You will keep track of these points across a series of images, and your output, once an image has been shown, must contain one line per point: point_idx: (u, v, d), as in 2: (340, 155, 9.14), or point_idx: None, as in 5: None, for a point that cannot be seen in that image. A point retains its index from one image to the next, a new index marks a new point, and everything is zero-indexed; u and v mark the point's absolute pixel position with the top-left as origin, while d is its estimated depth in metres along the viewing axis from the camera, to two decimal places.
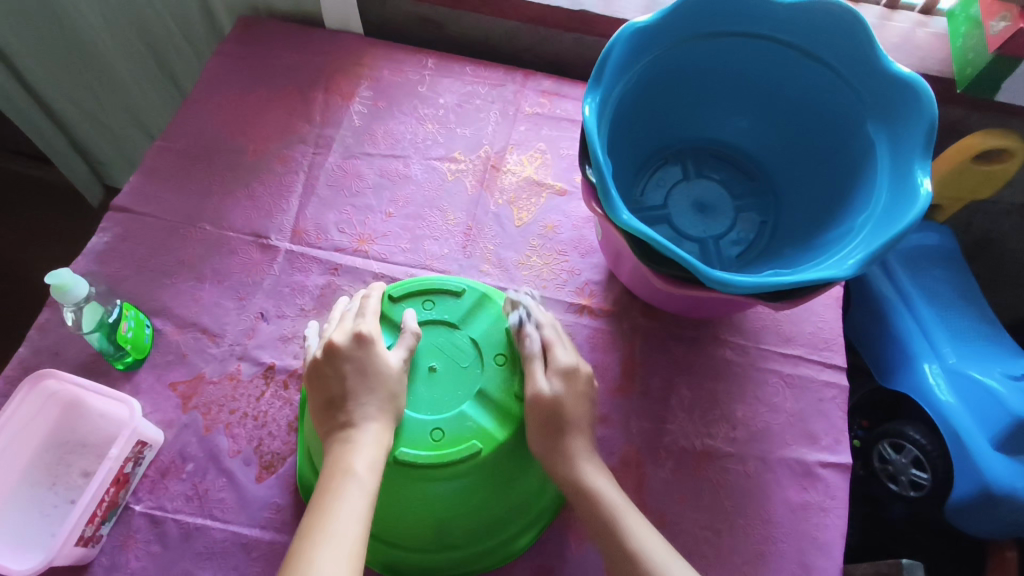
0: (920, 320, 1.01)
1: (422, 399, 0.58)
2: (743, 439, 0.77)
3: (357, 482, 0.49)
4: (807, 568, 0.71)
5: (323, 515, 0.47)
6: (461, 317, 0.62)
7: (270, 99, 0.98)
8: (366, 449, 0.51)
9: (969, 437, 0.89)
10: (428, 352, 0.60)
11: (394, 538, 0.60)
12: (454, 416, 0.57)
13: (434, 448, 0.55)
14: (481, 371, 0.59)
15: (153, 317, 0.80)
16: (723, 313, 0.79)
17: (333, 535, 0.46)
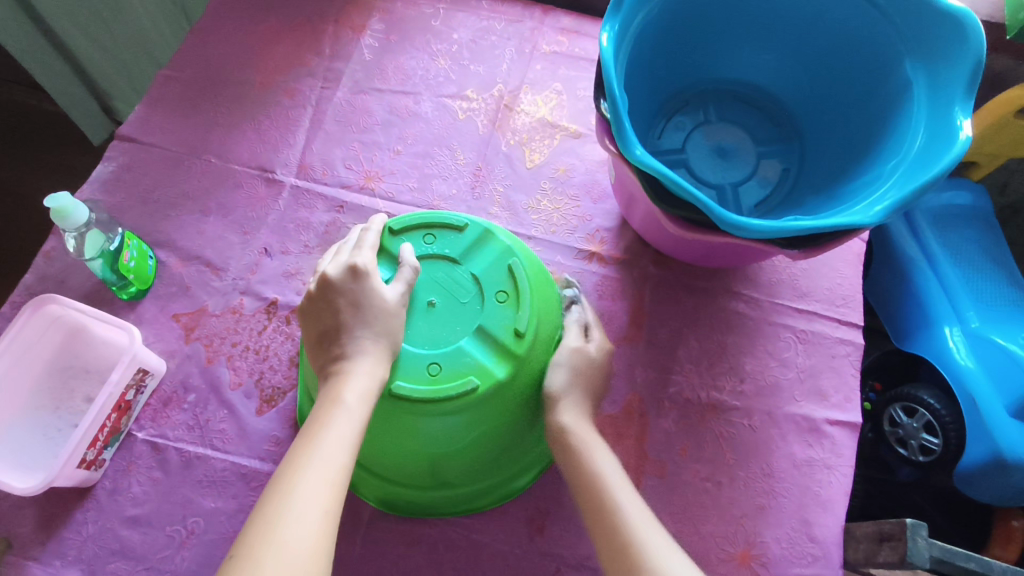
0: (944, 281, 0.97)
1: (418, 333, 0.55)
2: (750, 392, 0.75)
3: (345, 411, 0.48)
4: (808, 524, 0.69)
5: (310, 441, 0.47)
6: (461, 253, 0.59)
7: (278, 31, 0.95)
8: (360, 379, 0.50)
9: (987, 405, 0.87)
10: (425, 287, 0.57)
11: (394, 474, 0.61)
12: (451, 352, 0.54)
13: (430, 383, 0.53)
14: (481, 307, 0.56)
15: (157, 248, 0.80)
16: (736, 261, 0.76)
17: (317, 461, 0.45)
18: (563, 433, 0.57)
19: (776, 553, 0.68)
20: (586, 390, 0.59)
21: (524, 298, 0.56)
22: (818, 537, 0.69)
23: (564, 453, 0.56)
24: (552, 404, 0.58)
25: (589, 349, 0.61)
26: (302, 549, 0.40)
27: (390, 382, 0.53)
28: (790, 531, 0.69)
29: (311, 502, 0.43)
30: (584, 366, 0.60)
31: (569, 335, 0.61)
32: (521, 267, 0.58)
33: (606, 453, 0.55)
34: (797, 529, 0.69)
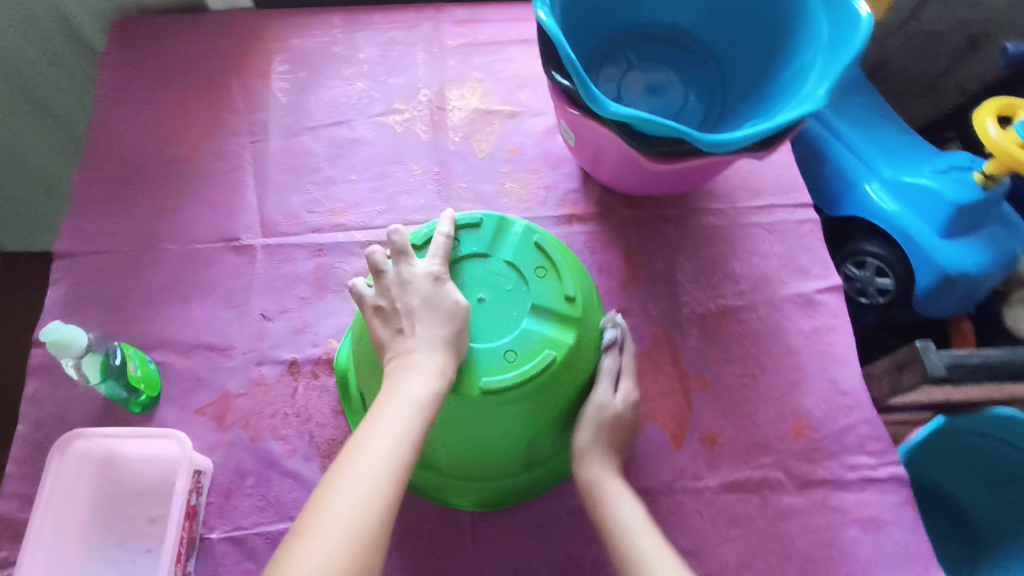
0: (851, 146, 1.11)
1: (478, 331, 0.57)
2: (748, 290, 0.83)
3: (410, 404, 0.50)
4: (835, 381, 0.79)
5: (374, 428, 0.49)
6: (488, 245, 0.61)
7: (183, 99, 0.91)
8: (422, 376, 0.52)
9: (921, 235, 1.00)
10: (468, 286, 0.59)
11: (488, 471, 0.65)
12: (518, 337, 0.57)
13: (511, 369, 0.56)
14: (528, 288, 0.59)
15: (152, 351, 0.77)
16: (698, 181, 0.83)
17: (379, 450, 0.47)
18: (595, 485, 0.60)
19: (820, 415, 0.77)
20: (610, 449, 0.62)
21: (564, 270, 0.60)
22: (847, 388, 0.78)
23: (590, 501, 0.60)
24: (578, 461, 0.62)
25: (615, 405, 0.63)
26: (352, 533, 0.43)
27: (474, 383, 0.56)
28: (823, 392, 0.78)
29: (369, 490, 0.45)
30: (607, 422, 0.62)
31: (599, 386, 0.63)
32: (548, 242, 0.61)
33: (623, 501, 0.59)
34: (828, 388, 0.78)
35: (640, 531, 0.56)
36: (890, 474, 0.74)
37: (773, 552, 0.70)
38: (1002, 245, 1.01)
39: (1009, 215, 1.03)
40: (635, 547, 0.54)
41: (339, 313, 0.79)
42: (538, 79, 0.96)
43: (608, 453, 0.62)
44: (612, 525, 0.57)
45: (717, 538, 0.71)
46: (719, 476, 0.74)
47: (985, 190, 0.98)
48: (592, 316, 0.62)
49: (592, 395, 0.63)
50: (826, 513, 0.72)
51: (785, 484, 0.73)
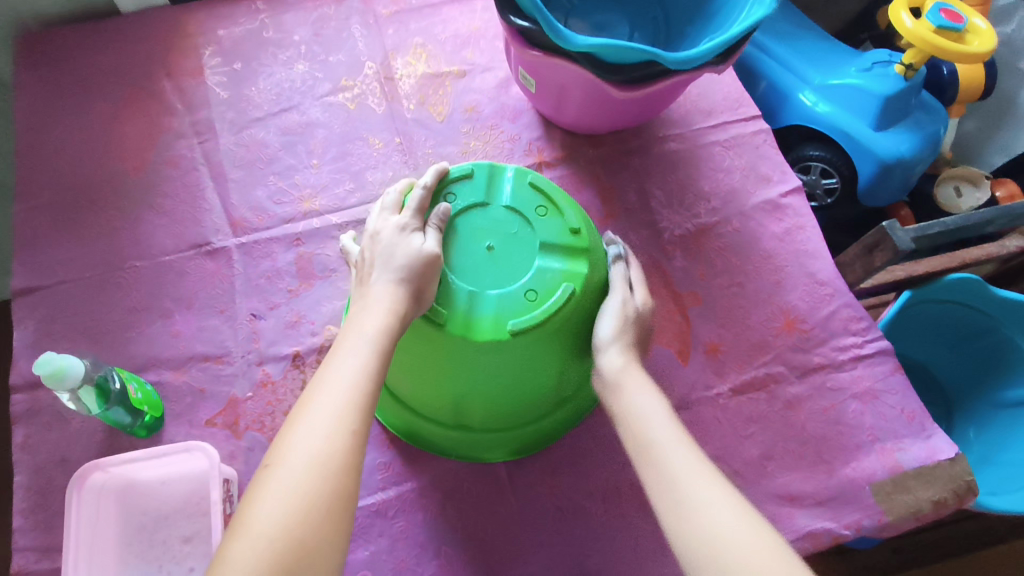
0: (779, 58, 1.15)
1: (495, 276, 0.60)
2: (719, 206, 0.87)
3: (365, 339, 0.52)
4: (813, 274, 0.84)
5: (333, 364, 0.51)
6: (485, 195, 0.64)
7: (114, 111, 0.86)
8: (378, 315, 0.53)
9: (856, 131, 1.07)
10: (477, 234, 0.62)
11: (520, 414, 0.68)
12: (535, 275, 0.61)
13: (535, 308, 0.59)
14: (533, 228, 0.63)
15: (143, 373, 0.73)
16: (652, 113, 0.83)
17: (337, 382, 0.49)
18: (617, 376, 0.58)
19: (807, 307, 0.82)
20: (633, 340, 0.62)
21: (563, 205, 0.64)
22: (825, 279, 0.83)
23: (607, 393, 0.58)
24: (601, 352, 0.61)
25: (636, 305, 0.64)
26: (312, 461, 0.44)
27: (504, 325, 0.59)
28: (805, 286, 0.83)
29: (328, 420, 0.46)
30: (632, 319, 0.63)
31: (616, 289, 0.64)
32: (542, 183, 0.65)
33: (644, 388, 0.57)
34: (809, 282, 0.83)
35: (659, 418, 0.54)
36: (878, 347, 0.80)
37: (790, 439, 0.75)
38: (927, 129, 1.08)
39: (927, 99, 1.10)
40: (654, 436, 0.53)
41: (331, 299, 0.78)
42: (479, 35, 0.95)
43: (631, 347, 0.61)
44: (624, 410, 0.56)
45: (738, 438, 0.75)
46: (728, 381, 0.78)
47: (906, 80, 1.04)
48: (597, 247, 0.66)
49: (610, 297, 0.64)
50: (829, 394, 0.77)
51: (787, 376, 0.78)
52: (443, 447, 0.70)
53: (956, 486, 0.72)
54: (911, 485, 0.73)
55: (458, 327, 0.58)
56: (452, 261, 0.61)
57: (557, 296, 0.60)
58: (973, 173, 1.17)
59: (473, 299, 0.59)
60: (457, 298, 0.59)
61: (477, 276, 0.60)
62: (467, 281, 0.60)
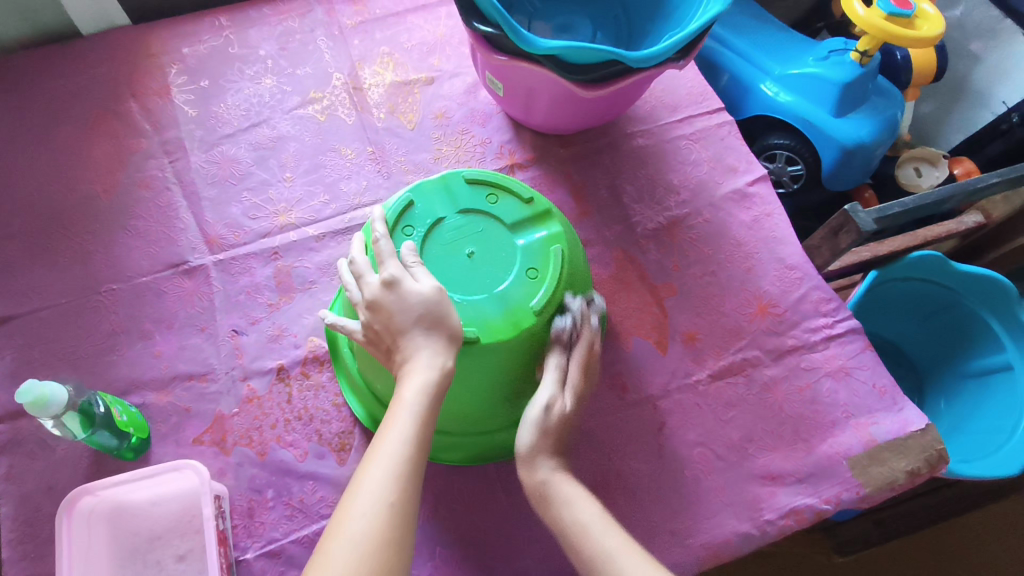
0: (739, 51, 1.18)
1: (492, 274, 0.64)
2: (689, 198, 0.89)
3: (405, 408, 0.53)
4: (783, 259, 0.86)
5: (377, 442, 0.52)
6: (436, 211, 0.67)
7: (80, 134, 0.85)
8: (418, 377, 0.54)
9: (817, 119, 1.10)
10: (451, 245, 0.66)
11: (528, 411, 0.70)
12: (522, 254, 0.66)
13: (542, 281, 0.65)
14: (494, 216, 0.68)
15: (127, 396, 0.73)
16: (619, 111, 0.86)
17: (381, 459, 0.50)
18: (545, 487, 0.58)
19: (778, 292, 0.84)
20: (555, 450, 0.61)
21: (507, 186, 0.69)
22: (795, 263, 0.86)
23: (540, 505, 0.58)
24: (523, 464, 0.59)
25: (561, 405, 0.62)
26: (357, 541, 0.45)
27: (526, 307, 0.63)
28: (776, 271, 0.85)
29: (371, 497, 0.48)
30: (555, 424, 0.61)
31: (547, 388, 0.62)
32: (477, 176, 0.69)
33: (576, 501, 0.57)
34: (779, 267, 0.86)
35: (597, 527, 0.55)
36: (848, 326, 0.82)
37: (769, 420, 0.77)
38: (885, 113, 1.11)
39: (884, 85, 1.13)
40: (598, 548, 0.54)
41: (312, 311, 0.78)
42: (445, 42, 0.96)
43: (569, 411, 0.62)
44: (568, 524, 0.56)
45: (719, 422, 0.77)
46: (707, 368, 0.80)
47: (862, 66, 1.06)
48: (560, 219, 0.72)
49: (549, 372, 0.63)
50: (804, 374, 0.80)
51: (763, 359, 0.80)
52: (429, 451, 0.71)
53: (928, 455, 0.75)
54: (886, 457, 0.75)
55: (486, 330, 0.62)
56: (445, 283, 0.63)
57: (552, 256, 0.66)
58: (931, 153, 1.21)
59: (486, 299, 0.63)
60: (473, 309, 0.62)
61: (477, 285, 0.63)
62: (472, 287, 0.63)
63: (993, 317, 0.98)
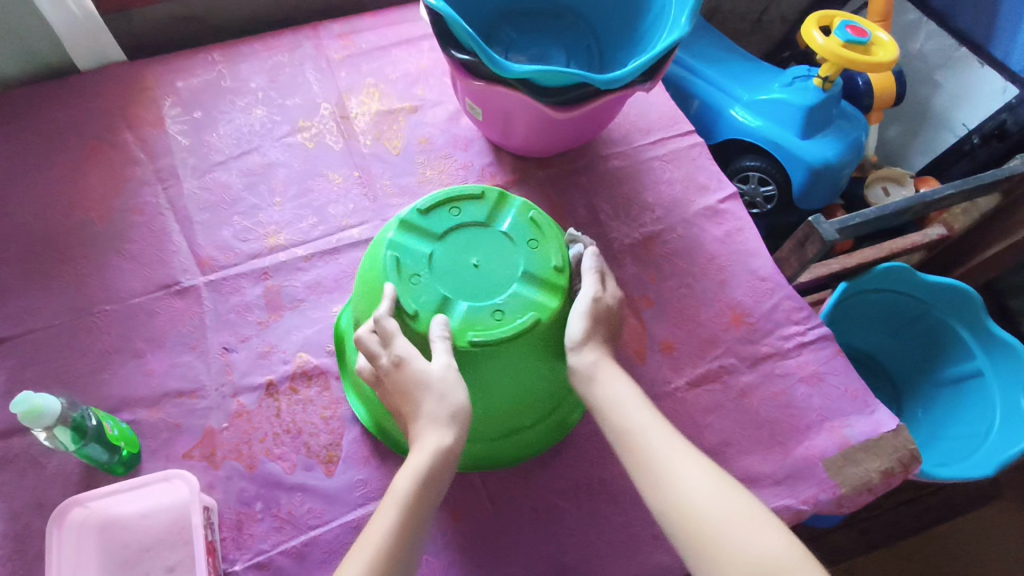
0: (709, 79, 1.24)
1: (501, 272, 0.67)
2: (663, 214, 0.93)
3: (405, 476, 0.57)
4: (754, 270, 0.90)
5: (369, 529, 0.55)
6: (428, 242, 0.68)
7: (77, 164, 0.89)
8: (413, 469, 0.57)
9: (784, 141, 1.15)
10: (454, 266, 0.67)
11: (512, 423, 0.72)
12: (519, 241, 0.69)
13: (546, 257, 0.68)
14: (476, 223, 0.70)
15: (118, 413, 0.74)
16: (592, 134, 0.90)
17: (367, 548, 0.53)
18: (592, 368, 0.63)
19: (751, 302, 0.88)
20: (601, 339, 0.66)
21: (483, 195, 0.71)
22: (766, 274, 0.89)
23: (582, 384, 0.63)
24: (573, 350, 0.65)
25: (607, 299, 0.68)
26: None
27: (550, 283, 0.67)
28: (748, 282, 0.89)
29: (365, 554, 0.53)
30: (603, 314, 0.67)
31: (589, 284, 0.68)
32: (427, 203, 0.70)
33: (617, 378, 0.63)
34: (751, 278, 0.89)
35: (632, 404, 0.61)
36: (819, 333, 0.85)
37: (746, 425, 0.80)
38: (849, 134, 1.17)
39: (848, 109, 1.19)
40: (630, 425, 0.59)
41: (301, 328, 0.80)
42: (428, 73, 1.01)
43: (601, 343, 0.66)
44: (606, 402, 0.61)
45: (698, 427, 0.79)
46: (684, 376, 0.82)
47: (825, 91, 1.12)
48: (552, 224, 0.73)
49: (585, 291, 0.67)
50: (779, 380, 0.82)
51: (739, 367, 0.83)
52: None
53: (900, 455, 0.77)
54: (860, 458, 0.77)
55: (539, 308, 0.66)
56: (476, 299, 0.65)
57: (535, 220, 0.70)
58: (896, 172, 1.27)
59: (515, 298, 0.66)
60: (518, 299, 0.66)
61: (503, 283, 0.66)
62: (492, 290, 0.66)
63: (960, 324, 1.01)
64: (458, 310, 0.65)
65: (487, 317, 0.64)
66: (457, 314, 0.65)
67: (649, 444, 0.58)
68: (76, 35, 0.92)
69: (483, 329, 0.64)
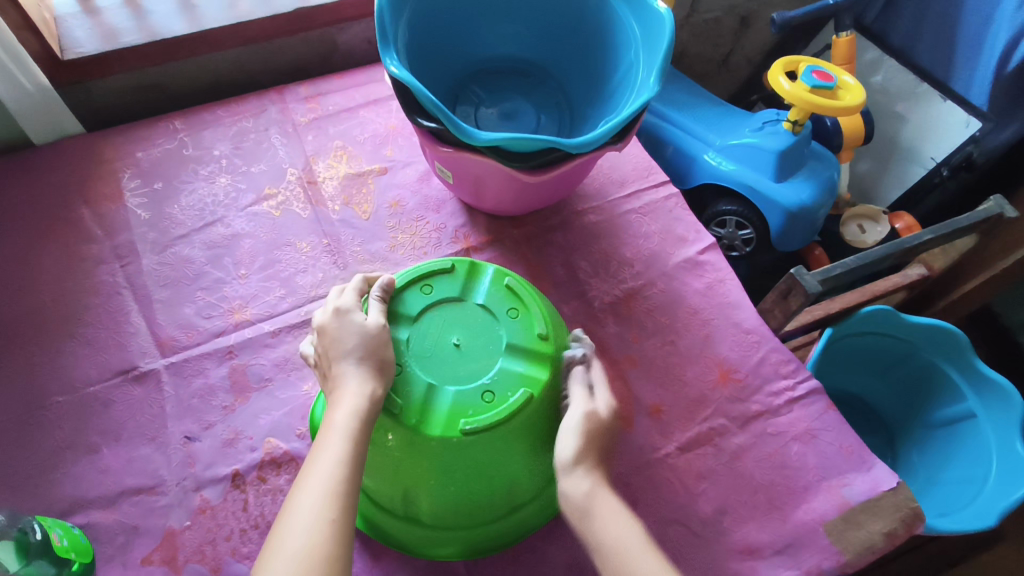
0: (680, 125, 1.24)
1: (485, 348, 0.64)
2: (642, 269, 0.91)
3: (338, 431, 0.55)
4: (738, 323, 0.87)
5: (311, 461, 0.54)
6: (407, 327, 0.66)
7: (30, 244, 0.84)
8: (347, 401, 0.56)
9: (760, 185, 1.15)
10: (433, 348, 0.64)
11: (501, 507, 0.67)
12: (500, 312, 0.67)
13: (529, 324, 0.66)
14: (454, 298, 0.68)
15: (70, 517, 0.69)
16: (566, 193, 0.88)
17: (314, 476, 0.52)
18: (588, 500, 0.58)
19: (737, 357, 0.85)
20: (595, 459, 0.62)
21: (457, 269, 0.69)
22: (750, 327, 0.87)
23: (579, 517, 0.58)
24: (565, 475, 0.60)
25: (600, 411, 0.64)
26: (298, 557, 0.47)
27: (535, 352, 0.64)
28: (733, 336, 0.87)
29: (308, 514, 0.50)
30: (594, 429, 0.63)
31: (578, 395, 0.64)
32: (397, 286, 0.68)
33: (619, 518, 0.57)
34: (736, 332, 0.87)
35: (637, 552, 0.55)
36: (809, 386, 0.83)
37: (741, 490, 0.76)
38: (823, 175, 1.17)
39: (819, 150, 1.19)
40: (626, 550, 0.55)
41: (268, 411, 0.76)
42: (397, 134, 1.00)
43: (595, 468, 0.61)
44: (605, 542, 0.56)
45: (691, 495, 0.76)
46: (674, 440, 0.79)
47: (795, 134, 1.11)
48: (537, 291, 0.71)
49: (573, 406, 0.64)
50: (771, 440, 0.79)
51: (730, 428, 0.80)
52: (400, 541, 0.69)
53: (902, 515, 0.75)
54: (862, 520, 0.74)
55: (530, 382, 0.63)
56: (466, 380, 0.62)
57: (511, 287, 0.68)
58: (871, 210, 1.27)
59: (503, 374, 0.63)
60: (507, 375, 0.63)
61: (488, 359, 0.64)
62: (479, 369, 0.63)
63: (950, 366, 1.00)
64: (445, 395, 0.61)
65: (477, 400, 0.61)
66: (445, 400, 0.61)
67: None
68: (29, 110, 0.88)
69: (473, 415, 0.60)
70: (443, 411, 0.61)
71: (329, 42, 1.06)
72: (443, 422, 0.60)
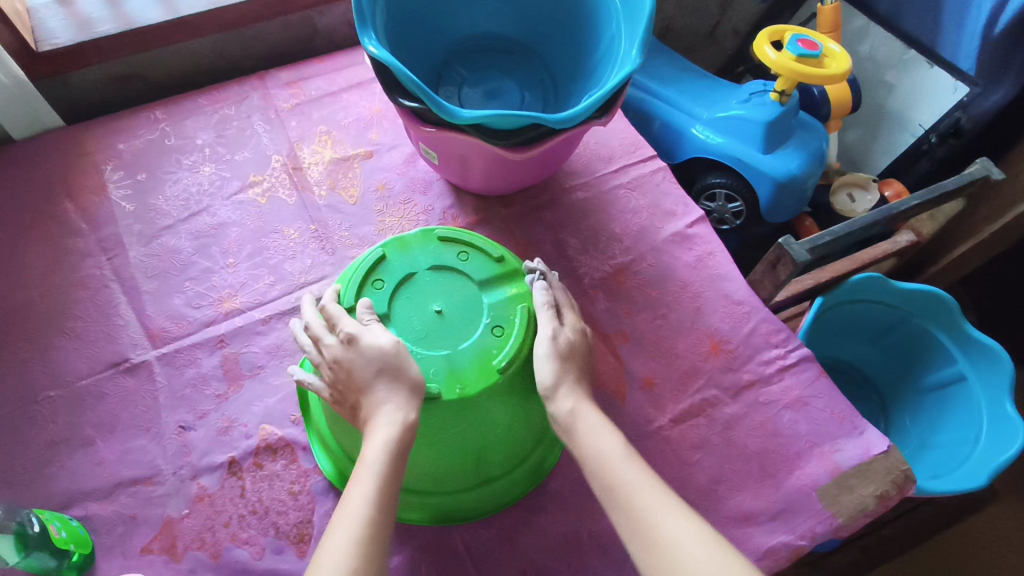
0: (668, 100, 1.23)
1: (456, 296, 0.69)
2: (631, 244, 0.91)
3: (369, 472, 0.56)
4: (728, 295, 0.88)
5: (344, 499, 0.55)
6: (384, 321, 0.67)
7: (14, 240, 0.84)
8: (379, 434, 0.57)
9: (748, 157, 1.14)
10: (422, 324, 0.67)
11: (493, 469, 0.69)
12: (454, 266, 0.71)
13: (481, 259, 0.72)
14: (409, 279, 0.70)
15: (68, 510, 0.69)
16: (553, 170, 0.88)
17: (347, 517, 0.53)
18: (571, 418, 0.63)
19: (728, 328, 0.85)
20: (574, 381, 0.66)
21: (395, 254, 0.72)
22: (741, 298, 0.87)
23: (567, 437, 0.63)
24: (551, 398, 0.65)
25: (566, 334, 0.68)
26: None
27: (501, 278, 0.71)
28: (723, 308, 0.87)
29: (339, 555, 0.50)
30: (565, 349, 0.67)
31: (546, 320, 0.68)
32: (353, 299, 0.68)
33: (599, 431, 0.62)
34: (726, 303, 0.87)
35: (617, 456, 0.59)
36: (799, 354, 0.83)
37: (735, 459, 0.77)
38: (812, 145, 1.16)
39: (807, 120, 1.19)
40: (619, 477, 0.57)
41: (262, 398, 0.76)
42: (382, 116, 0.99)
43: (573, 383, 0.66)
44: (592, 452, 0.60)
45: (685, 465, 0.76)
46: (667, 413, 0.80)
47: (782, 105, 1.11)
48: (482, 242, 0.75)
49: (542, 329, 0.67)
50: (763, 409, 0.80)
51: (722, 398, 0.81)
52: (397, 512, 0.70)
53: (894, 477, 0.75)
54: (854, 484, 0.75)
55: (516, 300, 0.70)
56: (470, 327, 0.67)
57: (445, 239, 0.73)
58: (860, 178, 1.26)
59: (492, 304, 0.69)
60: (498, 307, 0.69)
61: (476, 305, 0.69)
62: (473, 313, 0.68)
63: (940, 330, 1.01)
64: (463, 354, 0.65)
65: (492, 339, 0.66)
66: (467, 357, 0.65)
67: (635, 500, 0.55)
68: (6, 104, 0.87)
69: (500, 352, 0.65)
70: (468, 368, 0.64)
71: (309, 25, 1.04)
72: (479, 376, 0.64)
